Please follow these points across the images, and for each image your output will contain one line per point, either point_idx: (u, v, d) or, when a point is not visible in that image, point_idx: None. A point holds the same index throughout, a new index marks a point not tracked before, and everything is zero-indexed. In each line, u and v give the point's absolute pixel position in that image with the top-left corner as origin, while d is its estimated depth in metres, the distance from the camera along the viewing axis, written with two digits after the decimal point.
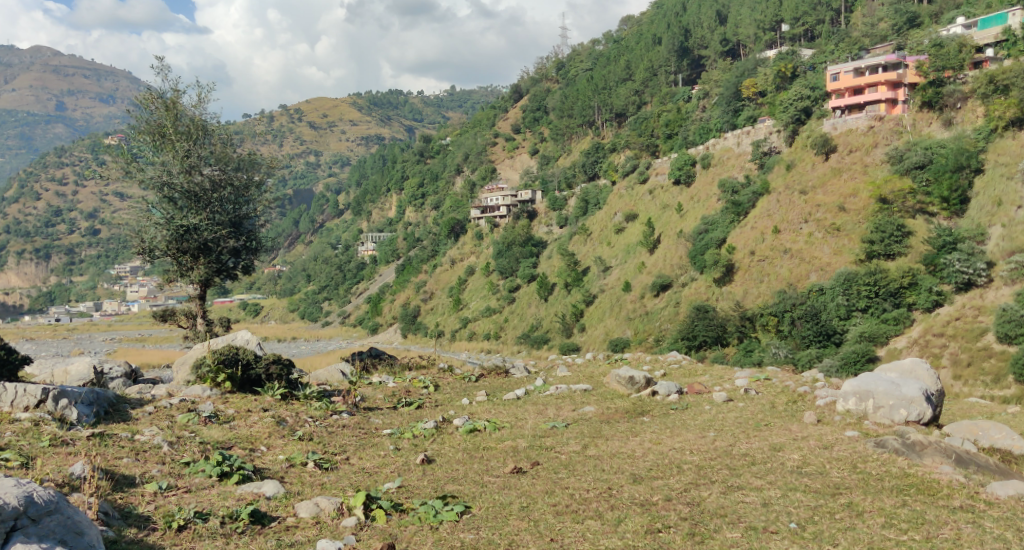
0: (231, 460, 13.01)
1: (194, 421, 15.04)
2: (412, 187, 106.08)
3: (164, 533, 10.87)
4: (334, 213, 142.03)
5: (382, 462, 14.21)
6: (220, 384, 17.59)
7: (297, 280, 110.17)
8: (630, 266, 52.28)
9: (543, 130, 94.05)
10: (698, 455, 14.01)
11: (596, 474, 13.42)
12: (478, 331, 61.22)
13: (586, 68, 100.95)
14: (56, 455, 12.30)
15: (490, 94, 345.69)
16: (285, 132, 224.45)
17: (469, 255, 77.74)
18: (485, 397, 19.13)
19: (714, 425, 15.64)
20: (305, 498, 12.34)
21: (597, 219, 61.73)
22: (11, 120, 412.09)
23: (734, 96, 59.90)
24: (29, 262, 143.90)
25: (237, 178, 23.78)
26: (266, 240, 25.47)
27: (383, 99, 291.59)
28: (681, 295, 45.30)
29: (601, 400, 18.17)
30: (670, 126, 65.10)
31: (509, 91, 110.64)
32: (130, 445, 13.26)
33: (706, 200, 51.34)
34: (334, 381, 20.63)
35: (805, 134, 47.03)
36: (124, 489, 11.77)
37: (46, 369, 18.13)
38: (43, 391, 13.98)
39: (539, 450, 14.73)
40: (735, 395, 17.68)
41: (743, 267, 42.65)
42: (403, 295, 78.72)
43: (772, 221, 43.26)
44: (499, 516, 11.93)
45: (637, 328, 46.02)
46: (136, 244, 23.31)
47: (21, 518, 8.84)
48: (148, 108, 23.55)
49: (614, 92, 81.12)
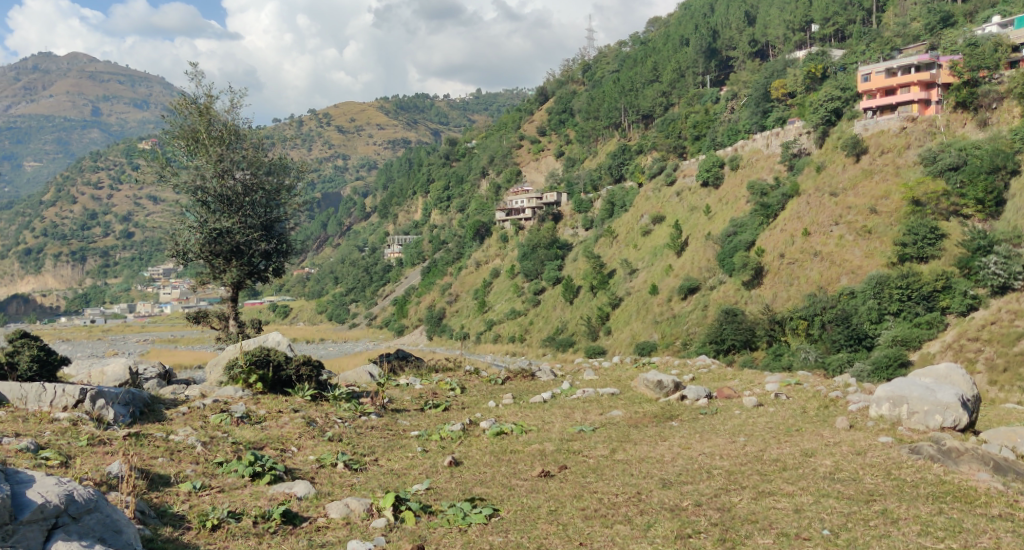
0: (263, 460, 13.13)
1: (227, 421, 15.26)
2: (438, 190, 106.54)
3: (198, 532, 11.01)
4: (361, 215, 143.09)
5: (410, 464, 14.29)
6: (252, 385, 17.86)
7: (325, 282, 111.12)
8: (657, 269, 52.03)
9: (568, 132, 93.96)
10: (728, 460, 13.91)
11: (625, 478, 13.37)
12: (503, 333, 61.19)
13: (614, 70, 100.90)
14: (94, 455, 12.50)
15: (515, 97, 345.56)
16: (314, 137, 226.80)
17: (494, 257, 77.81)
18: (512, 400, 19.15)
19: (745, 430, 15.51)
20: (335, 498, 12.45)
21: (623, 222, 61.49)
22: (49, 127, 422.27)
23: (763, 97, 59.77)
24: (66, 264, 146.63)
25: (269, 182, 24.15)
26: (297, 243, 25.74)
27: (409, 103, 293.62)
28: (709, 299, 44.92)
29: (629, 404, 18.12)
30: (698, 128, 64.80)
31: (535, 94, 110.80)
32: (164, 445, 13.45)
33: (734, 201, 50.99)
34: (362, 382, 20.72)
35: (835, 134, 46.61)
36: (159, 489, 11.95)
37: (84, 369, 18.54)
38: (81, 391, 14.24)
39: (567, 454, 14.72)
40: (767, 399, 17.54)
41: (773, 270, 42.19)
42: (429, 298, 79.03)
43: (802, 223, 42.83)
44: (528, 520, 11.95)
45: (664, 332, 45.75)
46: (170, 247, 23.70)
47: (62, 516, 9.00)
48: (182, 113, 23.84)
49: (640, 94, 80.72)
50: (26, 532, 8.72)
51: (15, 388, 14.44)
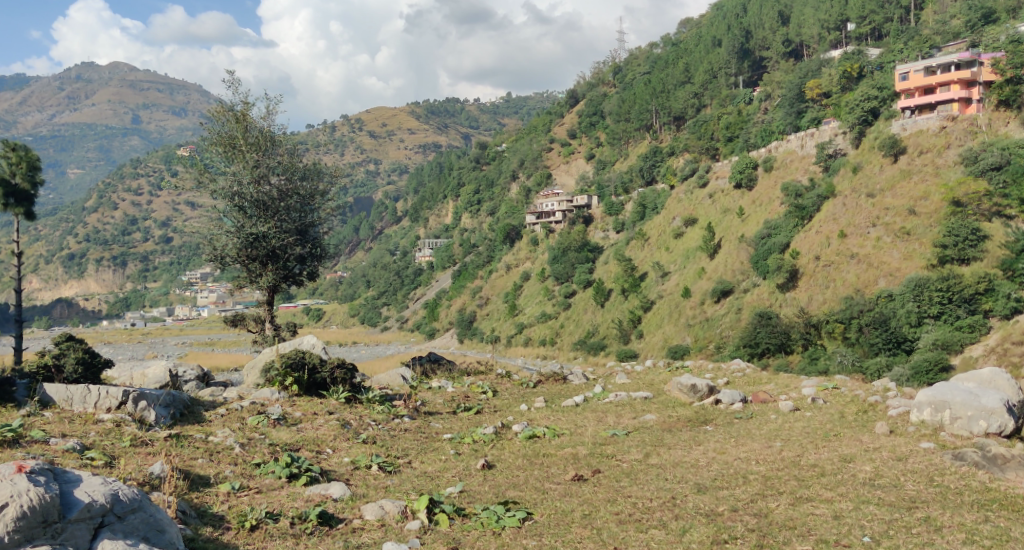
0: (300, 462, 13.29)
1: (263, 423, 15.47)
2: (469, 194, 106.96)
3: (237, 532, 11.15)
4: (392, 219, 144.08)
5: (443, 466, 14.34)
6: (288, 387, 18.06)
7: (357, 285, 111.95)
8: (689, 272, 51.62)
9: (599, 134, 93.59)
10: (765, 465, 13.75)
11: (660, 483, 13.30)
12: (534, 337, 61.08)
13: (644, 72, 100.47)
14: (137, 455, 12.73)
15: (546, 100, 345.01)
16: (347, 142, 229.47)
17: (525, 260, 77.81)
18: (544, 404, 19.13)
19: (781, 434, 15.34)
20: (370, 500, 12.52)
21: (655, 224, 61.17)
22: (91, 135, 432.50)
23: (798, 98, 59.13)
24: (107, 269, 149.71)
25: (303, 187, 24.44)
26: (330, 247, 25.98)
27: (440, 108, 295.23)
28: (743, 302, 44.42)
29: (662, 408, 18.00)
30: (730, 129, 64.29)
31: (565, 97, 110.73)
32: (204, 445, 13.69)
33: (768, 203, 50.43)
34: (395, 385, 20.78)
35: (872, 135, 45.92)
36: (199, 489, 12.13)
37: (125, 372, 18.95)
38: (124, 393, 14.54)
39: (600, 458, 14.67)
40: (803, 404, 17.32)
41: (808, 273, 41.63)
42: (459, 301, 79.33)
43: (837, 225, 42.30)
44: (562, 524, 11.92)
45: (697, 336, 45.38)
46: (208, 252, 24.04)
47: (108, 515, 9.17)
48: (219, 121, 24.18)
49: (672, 95, 80.17)
50: (74, 531, 8.90)
51: (61, 389, 14.77)
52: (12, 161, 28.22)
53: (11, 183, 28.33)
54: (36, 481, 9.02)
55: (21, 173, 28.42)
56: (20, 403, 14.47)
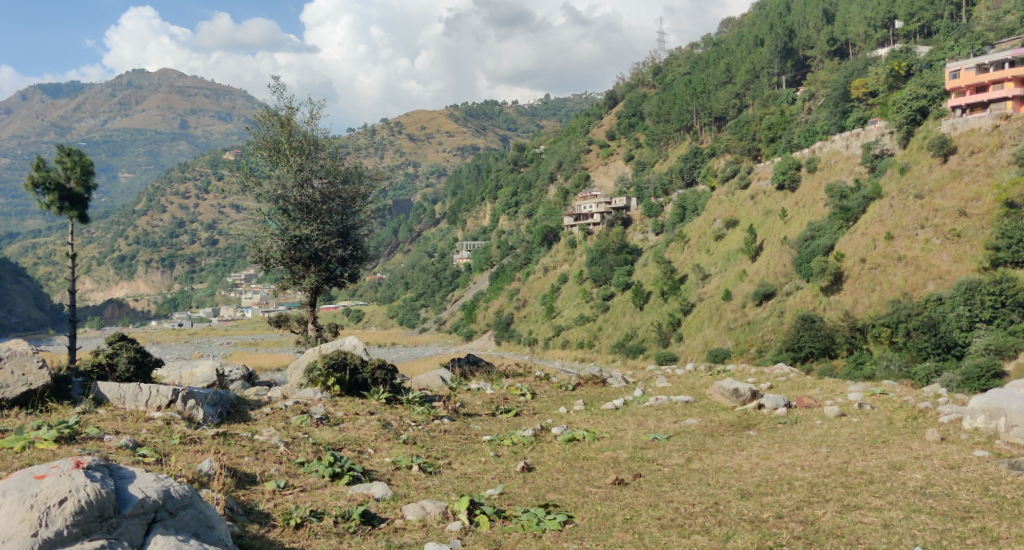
0: (342, 461, 13.43)
1: (307, 423, 15.66)
2: (507, 196, 107.18)
3: (282, 530, 11.29)
4: (430, 221, 145.00)
5: (483, 468, 14.37)
6: (330, 388, 18.27)
7: (396, 287, 112.91)
8: (730, 274, 51.00)
9: (638, 136, 92.99)
10: (810, 472, 13.54)
11: (702, 488, 13.15)
12: (572, 339, 60.95)
13: (685, 72, 99.66)
14: (186, 452, 12.99)
15: (584, 101, 343.85)
16: (387, 145, 231.55)
17: (562, 263, 77.66)
18: (583, 407, 19.05)
19: (827, 440, 15.08)
20: (411, 501, 12.60)
21: (695, 226, 60.59)
22: (141, 140, 444.10)
23: (843, 97, 58.05)
24: (156, 270, 153.43)
25: (345, 191, 24.67)
26: (371, 249, 26.23)
27: (478, 111, 296.61)
28: (786, 305, 43.74)
29: (704, 412, 17.81)
30: (773, 129, 63.46)
31: (604, 98, 110.35)
32: (250, 444, 13.88)
33: (812, 205, 49.60)
34: (434, 387, 20.87)
35: (921, 135, 44.95)
36: (246, 486, 12.32)
37: (174, 371, 19.36)
38: (173, 392, 14.82)
39: (641, 462, 14.57)
40: (850, 409, 17.03)
41: (853, 276, 40.89)
42: (497, 303, 79.57)
43: (884, 227, 41.47)
44: (603, 528, 11.87)
45: (738, 339, 44.84)
46: (253, 254, 24.46)
47: (160, 511, 9.35)
48: (264, 126, 24.52)
49: (713, 95, 79.43)
50: (129, 526, 9.10)
51: (113, 387, 15.07)
52: (67, 165, 29.00)
53: (66, 187, 29.09)
54: (92, 477, 9.27)
55: (76, 177, 29.21)
56: (76, 400, 14.81)
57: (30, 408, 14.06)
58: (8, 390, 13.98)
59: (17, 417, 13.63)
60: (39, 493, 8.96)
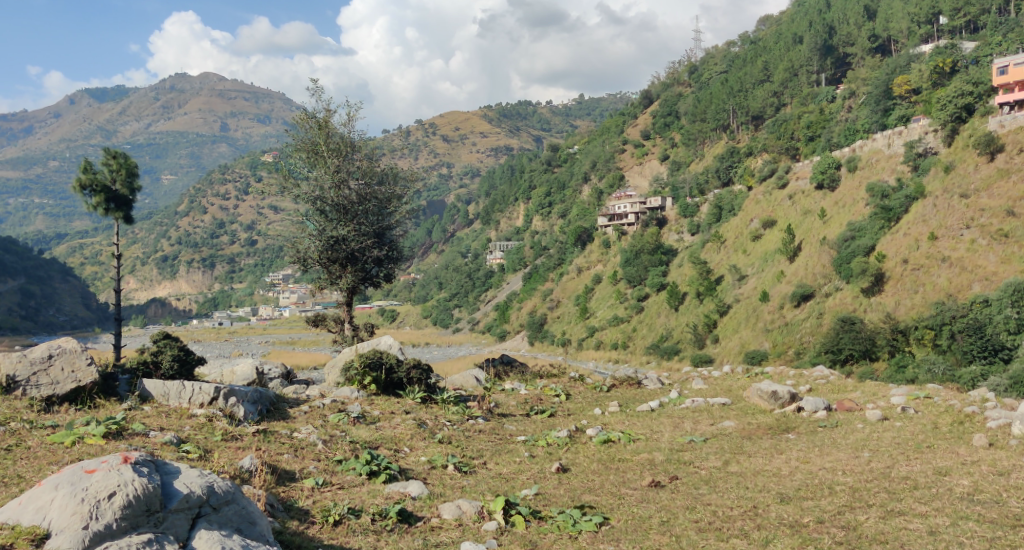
0: (379, 460, 13.52)
1: (344, 421, 15.77)
2: (540, 196, 107.16)
3: (321, 526, 11.38)
4: (464, 221, 145.56)
5: (518, 468, 14.37)
6: (366, 386, 18.43)
7: (430, 287, 113.52)
8: (768, 275, 50.34)
9: (673, 135, 92.33)
10: (852, 476, 13.28)
11: (740, 491, 12.99)
12: (605, 340, 60.66)
13: (722, 71, 98.75)
14: (228, 449, 13.18)
15: (619, 100, 341.81)
16: (421, 146, 232.93)
17: (596, 263, 77.32)
18: (618, 408, 18.94)
19: (869, 444, 14.80)
20: (447, 500, 12.64)
21: (732, 227, 59.96)
22: (182, 143, 453.26)
23: (885, 94, 56.98)
24: (197, 270, 156.37)
25: (381, 192, 24.83)
26: (406, 249, 26.38)
27: (512, 111, 297.00)
28: (825, 306, 43.00)
29: (741, 414, 17.62)
30: (812, 128, 62.64)
31: (640, 97, 109.74)
32: (289, 441, 14.03)
33: (852, 204, 48.75)
34: (468, 387, 20.92)
35: (966, 133, 44.03)
36: (285, 483, 12.45)
37: (215, 369, 19.66)
38: (215, 389, 15.03)
39: (677, 464, 14.45)
40: (892, 413, 16.69)
41: (895, 276, 40.13)
42: (530, 303, 79.57)
43: (927, 226, 40.65)
44: (639, 530, 11.78)
45: (776, 341, 44.27)
46: (292, 255, 24.80)
47: (204, 506, 9.48)
48: (302, 127, 24.73)
49: (750, 94, 78.55)
50: (174, 520, 9.24)
51: (158, 384, 15.34)
52: (112, 168, 29.63)
53: (112, 189, 29.68)
54: (140, 471, 9.45)
55: (121, 179, 29.79)
56: (123, 396, 15.10)
57: (79, 404, 14.34)
58: (58, 387, 14.30)
59: (68, 412, 13.94)
60: (90, 487, 9.15)
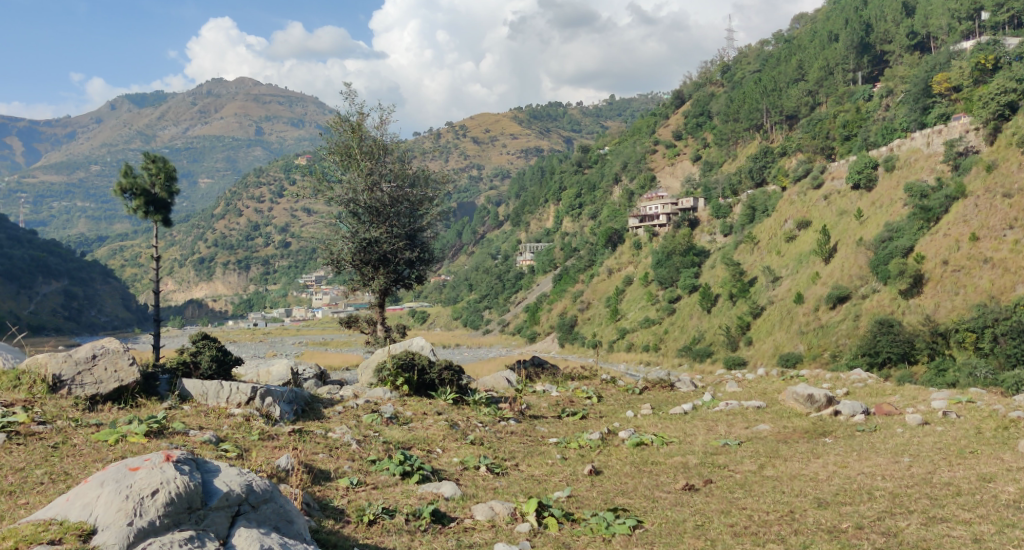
0: (412, 460, 13.56)
1: (378, 421, 15.87)
2: (571, 198, 107.05)
3: (356, 525, 11.44)
4: (494, 223, 145.83)
5: (550, 470, 14.34)
6: (399, 387, 18.49)
7: (460, 288, 113.90)
8: (803, 276, 49.68)
9: (706, 135, 91.58)
10: (892, 482, 13.04)
11: (776, 495, 12.82)
12: (636, 342, 60.35)
13: (755, 70, 97.75)
14: (265, 447, 13.33)
15: (650, 100, 339.53)
16: (451, 148, 233.98)
17: (627, 264, 76.95)
18: (650, 411, 18.81)
19: (909, 449, 14.52)
20: (480, 501, 12.65)
21: (766, 227, 59.29)
22: (218, 148, 460.25)
23: (924, 92, 55.96)
24: (233, 272, 158.66)
25: (413, 194, 24.95)
26: (437, 251, 26.43)
27: (542, 113, 297.06)
28: (862, 308, 42.31)
29: (776, 418, 17.39)
30: (848, 128, 61.78)
31: (671, 98, 109.07)
32: (324, 441, 14.13)
33: (889, 204, 47.92)
34: (500, 388, 20.97)
35: (1009, 131, 43.09)
36: (321, 482, 12.55)
37: (252, 369, 19.90)
38: (252, 389, 15.22)
39: (712, 468, 14.28)
40: (933, 418, 16.38)
41: (934, 278, 39.42)
42: (560, 305, 79.40)
43: (968, 227, 39.82)
44: (673, 533, 11.69)
45: (811, 344, 43.72)
46: (325, 256, 25.03)
47: (243, 504, 9.60)
48: (336, 131, 24.97)
49: (784, 93, 77.65)
50: (214, 518, 9.36)
51: (197, 384, 15.57)
52: (152, 171, 30.10)
53: (151, 193, 30.15)
54: (181, 470, 9.58)
55: (160, 183, 30.23)
56: (163, 395, 15.36)
57: (122, 403, 14.61)
58: (101, 386, 14.55)
59: (110, 411, 14.19)
60: (134, 484, 9.29)
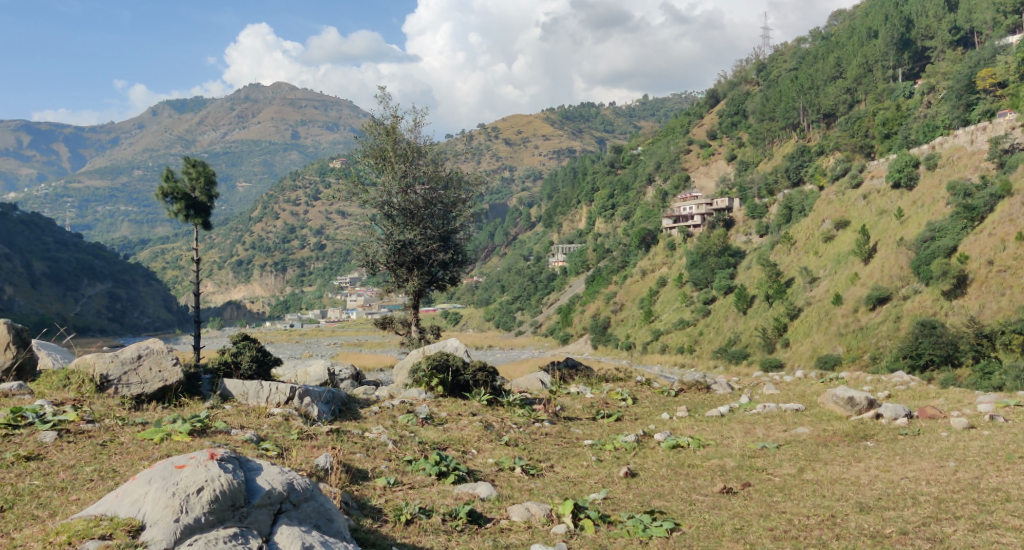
0: (448, 461, 13.60)
1: (413, 422, 15.94)
2: (603, 199, 106.61)
3: (394, 525, 11.49)
4: (526, 225, 145.89)
5: (586, 472, 14.27)
6: (433, 388, 18.54)
7: (493, 290, 114.02)
8: (841, 277, 48.89)
9: (741, 135, 90.57)
10: (937, 486, 12.77)
11: (817, 499, 12.62)
12: (671, 344, 59.84)
13: (791, 68, 96.57)
14: (304, 447, 13.46)
15: (683, 100, 337.11)
16: (483, 150, 234.52)
17: (661, 265, 76.42)
18: (686, 413, 18.65)
19: (954, 454, 14.21)
20: (516, 502, 12.64)
21: (803, 227, 58.46)
22: (255, 152, 466.87)
23: (967, 89, 54.79)
24: (270, 274, 160.82)
25: (447, 196, 25.03)
26: (471, 252, 26.46)
27: (575, 114, 296.53)
28: (903, 310, 41.53)
29: (816, 421, 17.13)
30: (888, 125, 60.79)
31: (705, 97, 108.16)
32: (361, 441, 14.22)
33: (931, 204, 47.01)
34: (534, 389, 20.97)
35: None
36: (359, 482, 12.63)
37: (289, 369, 20.12)
38: (291, 389, 15.40)
39: (750, 471, 14.12)
40: (979, 421, 16.00)
41: (979, 279, 38.61)
42: (593, 306, 79.02)
43: (1014, 226, 38.91)
44: (712, 537, 11.57)
45: (850, 345, 43.01)
46: (360, 258, 25.24)
47: (285, 502, 9.72)
48: (371, 135, 25.18)
49: (822, 91, 76.66)
50: (257, 515, 9.48)
51: (238, 384, 15.79)
52: (192, 176, 30.55)
53: (192, 197, 30.67)
54: (225, 467, 9.70)
55: (200, 187, 30.68)
56: (205, 395, 15.61)
57: (166, 403, 14.85)
58: (147, 386, 14.80)
59: (155, 410, 14.42)
60: (180, 481, 9.43)
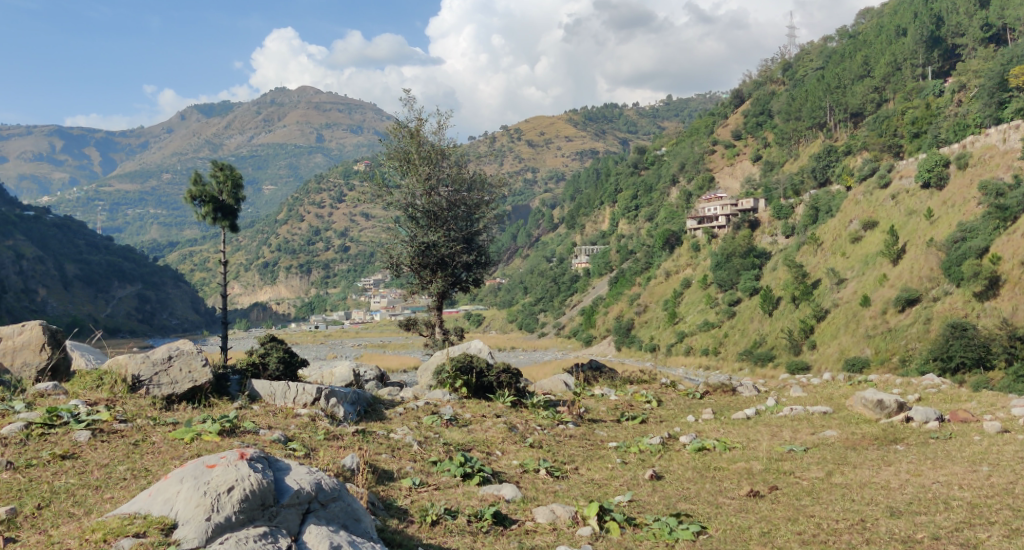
0: (472, 462, 13.61)
1: (437, 423, 15.98)
2: (626, 200, 106.19)
3: (420, 525, 11.52)
4: (549, 226, 145.70)
5: (610, 475, 14.19)
6: (457, 390, 18.58)
7: (515, 292, 114.07)
8: (869, 278, 48.30)
9: (766, 135, 89.86)
10: (970, 491, 12.55)
11: (845, 504, 12.47)
12: (695, 346, 59.45)
13: (818, 67, 95.61)
14: (331, 447, 13.55)
15: (707, 100, 334.80)
16: (506, 151, 234.74)
17: (684, 267, 75.99)
18: (712, 415, 18.50)
19: (987, 458, 13.97)
20: (541, 504, 12.61)
21: (830, 228, 57.85)
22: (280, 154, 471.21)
23: (999, 87, 53.86)
24: (295, 276, 162.21)
25: (470, 198, 25.06)
26: (494, 254, 26.45)
27: (598, 115, 295.85)
28: (933, 312, 40.95)
29: (845, 423, 16.91)
30: (917, 125, 60.00)
31: (730, 97, 107.36)
32: (386, 442, 14.28)
33: (962, 203, 46.29)
34: (558, 391, 20.92)
35: None
36: (385, 482, 12.67)
37: (315, 371, 20.27)
38: (317, 390, 15.53)
39: (777, 474, 13.97)
40: (1013, 425, 15.73)
41: (1011, 280, 37.93)
42: (616, 308, 78.68)
43: None
44: (738, 541, 11.46)
45: (878, 348, 42.49)
46: (384, 260, 25.33)
47: (313, 502, 9.78)
48: (395, 137, 25.29)
49: (849, 90, 75.88)
50: (286, 515, 9.53)
51: (266, 385, 15.91)
52: (219, 179, 30.88)
53: (219, 200, 30.99)
54: (254, 468, 9.78)
55: (227, 190, 31.00)
56: (234, 395, 15.75)
57: (196, 403, 14.98)
58: (177, 386, 14.96)
59: (185, 411, 14.56)
60: (211, 481, 9.52)
